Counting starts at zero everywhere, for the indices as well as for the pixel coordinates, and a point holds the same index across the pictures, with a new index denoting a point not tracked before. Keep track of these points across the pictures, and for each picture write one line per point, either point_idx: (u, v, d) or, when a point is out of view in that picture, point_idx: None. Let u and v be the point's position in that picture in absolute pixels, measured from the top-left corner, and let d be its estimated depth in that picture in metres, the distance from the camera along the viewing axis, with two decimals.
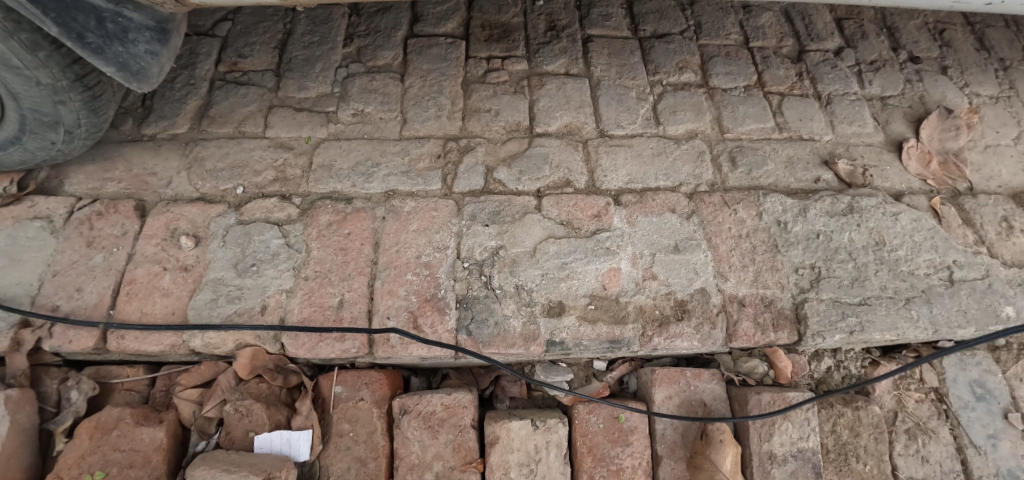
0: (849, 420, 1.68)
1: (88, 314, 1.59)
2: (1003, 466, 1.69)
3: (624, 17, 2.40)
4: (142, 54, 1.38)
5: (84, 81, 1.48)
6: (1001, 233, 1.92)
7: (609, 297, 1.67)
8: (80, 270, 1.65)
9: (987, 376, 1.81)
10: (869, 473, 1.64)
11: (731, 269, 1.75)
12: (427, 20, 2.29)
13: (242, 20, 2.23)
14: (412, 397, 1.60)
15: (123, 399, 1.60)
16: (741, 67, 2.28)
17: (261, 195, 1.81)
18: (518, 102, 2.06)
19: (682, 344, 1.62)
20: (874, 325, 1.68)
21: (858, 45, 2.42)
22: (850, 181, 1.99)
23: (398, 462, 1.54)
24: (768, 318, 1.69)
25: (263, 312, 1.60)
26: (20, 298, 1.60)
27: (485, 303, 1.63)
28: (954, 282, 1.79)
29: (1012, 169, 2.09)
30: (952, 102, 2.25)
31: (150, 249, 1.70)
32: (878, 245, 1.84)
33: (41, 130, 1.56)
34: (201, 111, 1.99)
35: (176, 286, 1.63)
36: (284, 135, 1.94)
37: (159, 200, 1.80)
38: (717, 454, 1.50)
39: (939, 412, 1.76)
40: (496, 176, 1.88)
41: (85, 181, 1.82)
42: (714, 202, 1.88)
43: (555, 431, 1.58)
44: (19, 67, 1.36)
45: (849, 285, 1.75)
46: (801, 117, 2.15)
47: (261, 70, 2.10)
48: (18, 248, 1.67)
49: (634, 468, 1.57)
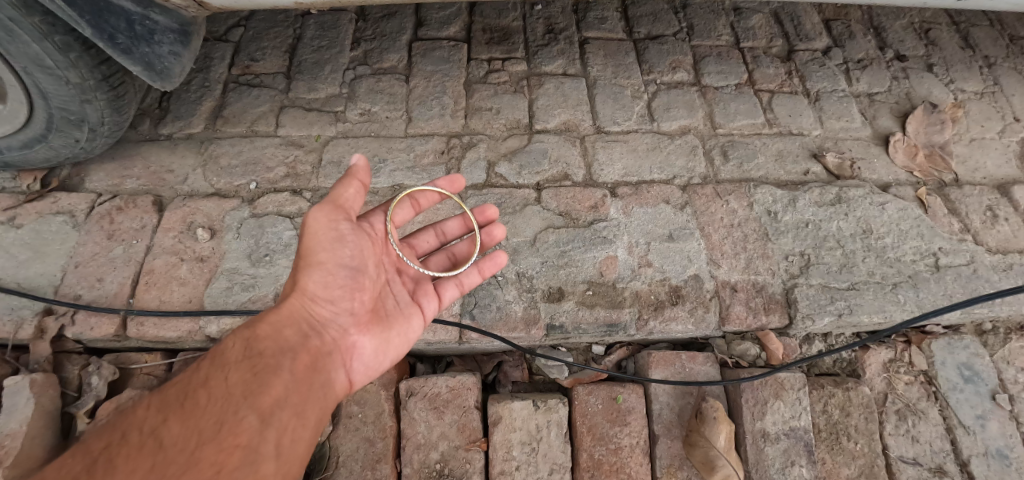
0: (840, 400, 1.74)
1: (109, 302, 1.66)
2: (990, 445, 1.75)
3: (619, 20, 2.49)
4: (166, 55, 1.48)
5: (110, 81, 1.58)
6: (986, 222, 1.99)
7: (606, 283, 1.74)
8: (101, 260, 1.74)
9: (975, 359, 1.87)
10: (860, 452, 1.69)
11: (723, 257, 1.82)
12: (430, 24, 2.38)
13: (254, 26, 2.33)
14: (418, 379, 1.67)
15: (141, 382, 1.65)
16: (732, 67, 2.37)
17: (273, 190, 1.90)
18: (518, 100, 2.15)
19: (677, 327, 1.69)
20: (862, 308, 1.75)
21: (846, 45, 2.51)
22: (838, 173, 2.06)
23: (404, 442, 1.60)
24: (759, 302, 1.76)
25: (276, 299, 1.68)
26: (43, 288, 1.68)
27: (488, 289, 1.71)
28: (940, 268, 1.86)
29: (996, 161, 2.17)
30: (938, 98, 2.33)
31: (168, 241, 1.78)
32: (865, 233, 1.91)
33: (67, 128, 1.65)
34: (215, 111, 2.08)
35: (193, 276, 1.71)
36: (294, 133, 2.03)
37: (176, 195, 1.88)
38: (711, 431, 1.55)
39: (929, 394, 1.81)
40: (497, 171, 1.96)
41: (105, 179, 1.91)
42: (707, 194, 1.96)
43: (556, 411, 1.64)
44: (51, 67, 1.46)
45: (837, 271, 1.82)
46: (790, 113, 2.23)
47: (272, 73, 2.20)
48: (43, 242, 1.76)
49: (631, 446, 1.63)
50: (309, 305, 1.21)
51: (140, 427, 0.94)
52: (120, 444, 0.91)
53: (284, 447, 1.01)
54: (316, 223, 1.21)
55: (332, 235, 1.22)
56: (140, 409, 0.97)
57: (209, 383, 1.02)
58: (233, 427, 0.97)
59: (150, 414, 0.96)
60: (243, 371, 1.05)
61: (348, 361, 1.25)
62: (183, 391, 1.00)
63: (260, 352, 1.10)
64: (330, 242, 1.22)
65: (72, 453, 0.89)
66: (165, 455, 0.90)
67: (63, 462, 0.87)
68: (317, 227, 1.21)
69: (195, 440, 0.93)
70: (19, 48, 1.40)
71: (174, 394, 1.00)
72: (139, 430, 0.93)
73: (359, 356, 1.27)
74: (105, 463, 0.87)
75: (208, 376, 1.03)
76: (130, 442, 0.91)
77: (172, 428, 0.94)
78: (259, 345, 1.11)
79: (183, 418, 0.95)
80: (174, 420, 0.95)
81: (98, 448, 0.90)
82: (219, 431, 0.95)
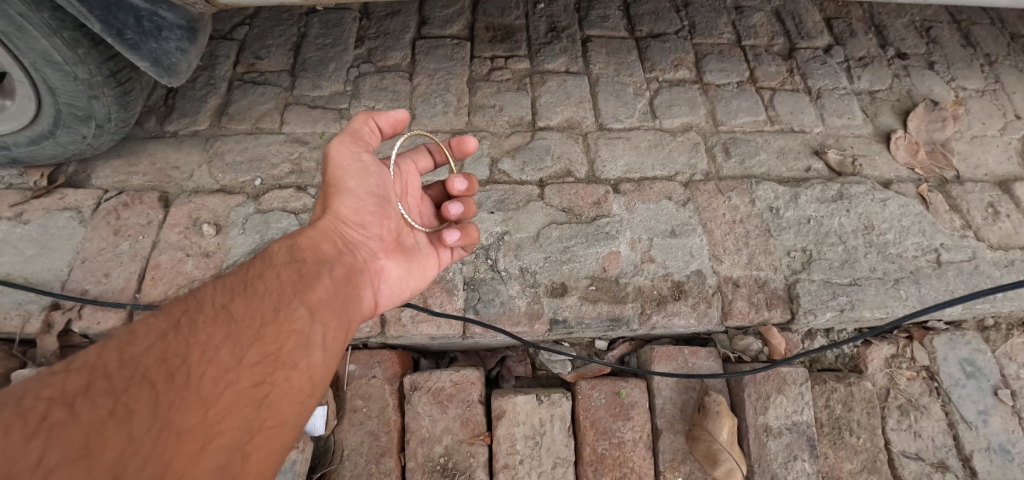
0: (842, 395, 1.75)
1: (115, 297, 1.68)
2: (992, 440, 1.75)
3: (621, 18, 2.51)
4: (173, 51, 1.49)
5: (117, 77, 1.59)
6: (987, 218, 2.00)
7: (609, 278, 1.75)
8: (108, 256, 1.75)
9: (977, 355, 1.87)
10: (862, 446, 1.70)
11: (725, 252, 1.83)
12: (434, 23, 2.40)
13: (259, 24, 2.35)
14: (422, 374, 1.68)
15: None
16: (734, 65, 2.38)
17: (278, 186, 1.91)
18: (520, 98, 2.16)
19: (680, 322, 1.70)
20: (864, 303, 1.76)
21: (847, 43, 2.52)
22: (840, 170, 2.07)
23: (408, 436, 1.61)
24: (761, 298, 1.76)
25: None
26: (50, 283, 1.69)
27: (491, 284, 1.72)
28: (942, 264, 1.86)
29: (997, 158, 2.18)
30: (939, 96, 2.34)
31: (173, 237, 1.79)
32: (867, 229, 1.92)
33: (74, 124, 1.67)
34: (220, 109, 2.10)
35: (198, 271, 1.73)
36: (299, 130, 2.05)
37: (182, 191, 1.90)
38: (714, 425, 1.56)
39: (931, 389, 1.81)
40: (501, 167, 1.97)
41: (111, 175, 1.92)
42: (709, 190, 1.97)
43: (559, 406, 1.65)
44: (59, 63, 1.48)
45: (839, 266, 1.83)
46: (792, 110, 2.24)
47: (277, 70, 2.21)
48: (50, 237, 1.77)
49: (634, 441, 1.63)
50: (340, 227, 1.25)
51: (207, 302, 0.96)
52: (192, 313, 0.93)
53: (332, 340, 1.05)
54: (339, 154, 1.28)
55: (356, 166, 1.29)
56: (204, 290, 1.00)
57: (264, 276, 1.06)
58: (290, 313, 1.01)
59: (215, 293, 0.99)
60: (291, 269, 1.09)
61: (375, 284, 1.29)
62: (242, 280, 1.04)
63: (305, 256, 1.14)
64: (359, 170, 1.30)
65: (146, 318, 0.91)
66: (235, 328, 0.93)
67: (141, 325, 0.89)
68: (344, 155, 1.29)
69: (257, 320, 0.97)
70: (29, 44, 1.42)
71: (234, 281, 1.03)
72: (207, 304, 0.96)
73: (385, 281, 1.32)
74: (183, 329, 0.90)
75: (262, 271, 1.07)
76: (200, 312, 0.94)
77: (238, 306, 0.97)
78: (303, 251, 1.15)
79: (246, 299, 0.99)
80: (239, 300, 0.99)
81: (171, 316, 0.92)
82: (279, 316, 0.99)
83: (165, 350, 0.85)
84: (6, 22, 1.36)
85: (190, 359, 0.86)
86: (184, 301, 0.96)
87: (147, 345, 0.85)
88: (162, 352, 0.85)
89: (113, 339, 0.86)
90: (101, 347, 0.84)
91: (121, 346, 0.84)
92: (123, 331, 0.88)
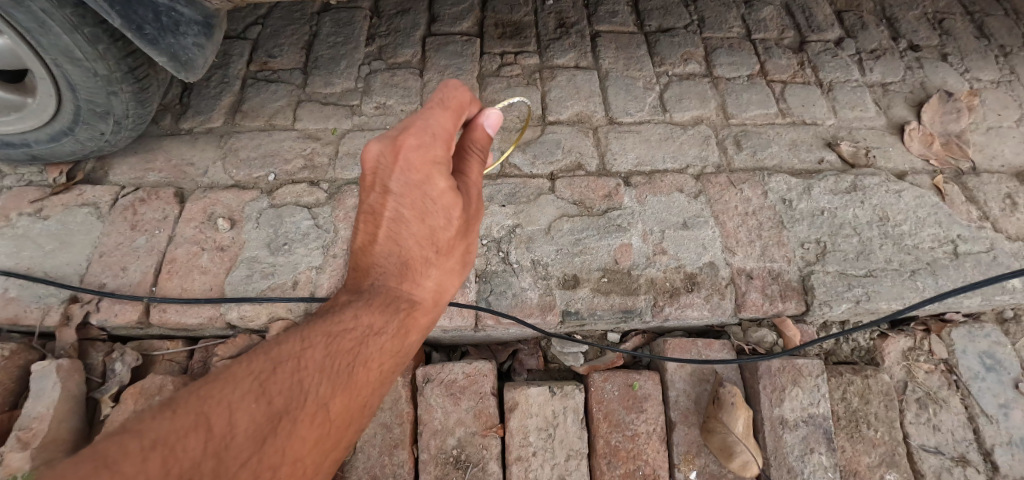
0: (859, 387, 1.73)
1: (133, 290, 1.70)
2: (1014, 434, 1.71)
3: (630, 14, 2.51)
4: (190, 47, 1.52)
5: (135, 73, 1.62)
6: (1005, 209, 1.97)
7: (621, 270, 1.74)
8: (125, 250, 1.77)
9: (997, 347, 1.84)
10: (880, 440, 1.67)
11: (738, 244, 1.82)
12: (443, 20, 2.42)
13: (271, 24, 2.38)
14: (435, 366, 1.68)
15: (163, 368, 1.66)
16: (744, 58, 2.37)
17: (291, 181, 1.94)
18: (531, 93, 2.17)
19: (693, 313, 1.69)
20: (880, 295, 1.74)
21: (859, 36, 2.51)
22: (853, 161, 2.05)
23: (421, 427, 1.61)
24: (775, 289, 1.75)
25: (295, 286, 1.70)
26: (69, 277, 1.72)
27: (503, 277, 1.72)
28: (959, 255, 1.84)
29: (1015, 149, 2.15)
30: (953, 87, 2.32)
31: (189, 231, 1.81)
32: (881, 220, 1.90)
33: (93, 120, 1.70)
34: (234, 106, 2.13)
35: (214, 265, 1.75)
36: (312, 126, 2.07)
37: (197, 187, 1.92)
38: (728, 416, 1.54)
39: (950, 383, 1.78)
40: (511, 161, 1.98)
41: (128, 172, 1.95)
42: (720, 183, 1.96)
43: (572, 398, 1.64)
44: (80, 59, 1.51)
45: (854, 258, 1.81)
46: (803, 103, 2.23)
47: (289, 69, 2.24)
48: (68, 232, 1.80)
49: (648, 433, 1.62)
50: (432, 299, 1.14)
51: (309, 392, 0.86)
52: (290, 409, 0.83)
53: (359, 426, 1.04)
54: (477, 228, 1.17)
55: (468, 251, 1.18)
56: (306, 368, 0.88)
57: (364, 360, 0.96)
58: (365, 408, 0.96)
59: (317, 379, 0.88)
60: (386, 355, 1.01)
61: None
62: (340, 361, 0.93)
63: (406, 340, 1.05)
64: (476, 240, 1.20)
65: (244, 401, 0.78)
66: (322, 435, 0.86)
67: (240, 415, 0.77)
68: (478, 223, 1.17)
69: (339, 424, 0.90)
70: (50, 40, 1.46)
71: (336, 363, 0.92)
72: (305, 395, 0.86)
73: None
74: (279, 430, 0.80)
75: (361, 350, 0.97)
76: (301, 408, 0.84)
77: (334, 406, 0.89)
78: (405, 332, 1.05)
79: (344, 396, 0.91)
80: (336, 396, 0.90)
81: (270, 404, 0.81)
82: (354, 417, 0.94)
83: (260, 461, 0.76)
84: (29, 18, 1.39)
85: (280, 477, 0.79)
86: (285, 381, 0.85)
87: (244, 455, 0.75)
88: (257, 467, 0.76)
89: (212, 430, 0.73)
90: (196, 445, 0.71)
91: (219, 448, 0.73)
92: (221, 419, 0.75)
